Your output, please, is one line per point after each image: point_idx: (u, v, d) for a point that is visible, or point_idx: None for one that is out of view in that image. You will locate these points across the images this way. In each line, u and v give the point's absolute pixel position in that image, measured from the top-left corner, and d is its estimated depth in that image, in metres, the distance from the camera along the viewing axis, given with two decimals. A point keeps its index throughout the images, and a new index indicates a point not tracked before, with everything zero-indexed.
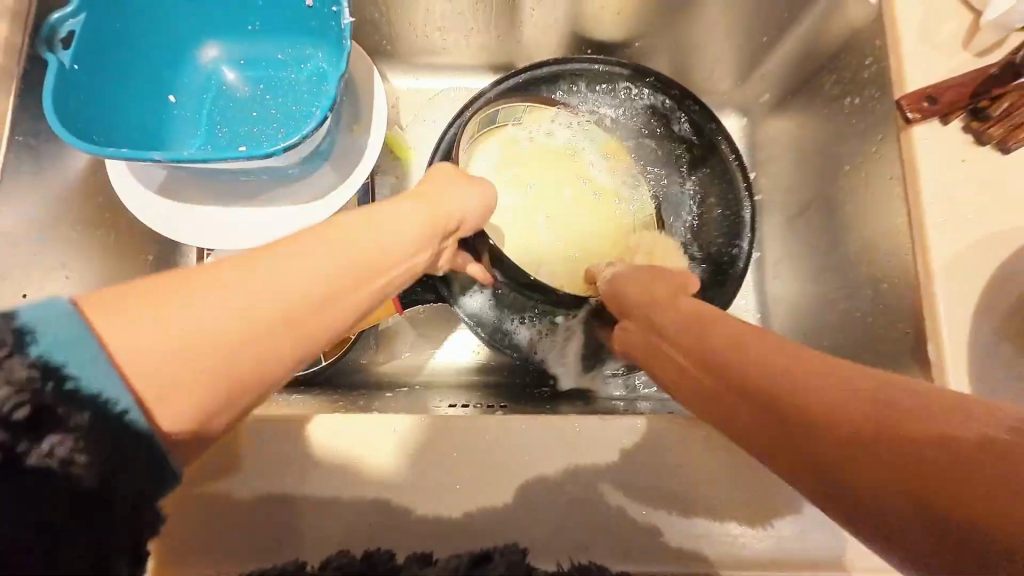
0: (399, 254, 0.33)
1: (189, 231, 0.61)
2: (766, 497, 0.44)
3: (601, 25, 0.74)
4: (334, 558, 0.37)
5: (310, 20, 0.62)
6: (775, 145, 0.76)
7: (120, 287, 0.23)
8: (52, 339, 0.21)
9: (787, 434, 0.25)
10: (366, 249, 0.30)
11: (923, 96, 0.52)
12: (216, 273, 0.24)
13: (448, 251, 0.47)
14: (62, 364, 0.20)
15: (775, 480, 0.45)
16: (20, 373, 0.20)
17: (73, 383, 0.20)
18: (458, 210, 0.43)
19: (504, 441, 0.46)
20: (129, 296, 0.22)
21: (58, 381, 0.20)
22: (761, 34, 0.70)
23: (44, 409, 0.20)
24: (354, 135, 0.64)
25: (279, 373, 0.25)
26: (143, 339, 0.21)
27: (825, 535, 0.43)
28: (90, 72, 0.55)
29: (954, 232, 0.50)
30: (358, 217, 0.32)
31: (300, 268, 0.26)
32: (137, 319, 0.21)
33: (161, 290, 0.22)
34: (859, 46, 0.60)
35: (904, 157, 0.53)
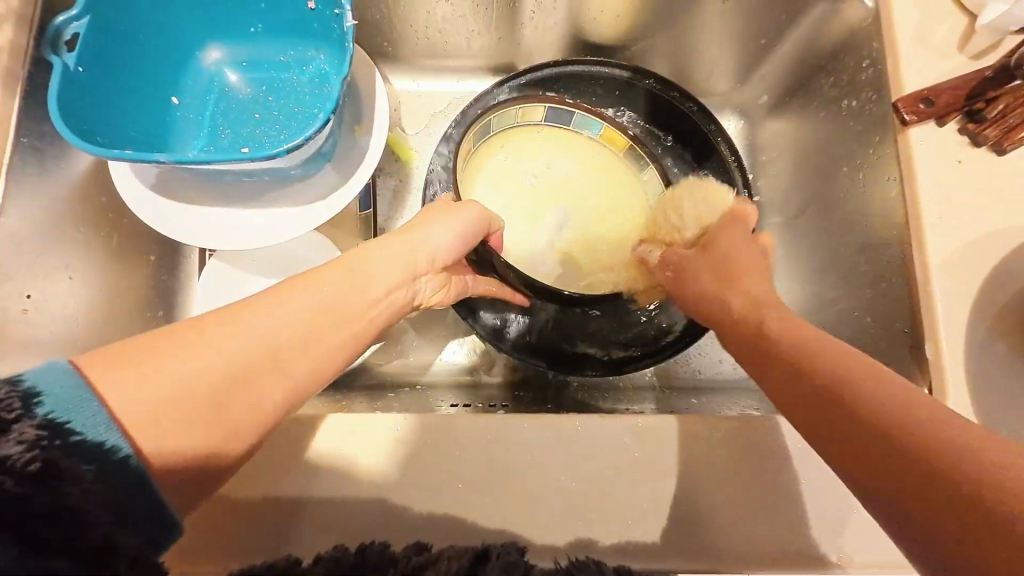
0: (363, 303, 0.39)
1: (192, 232, 0.61)
2: (766, 494, 0.45)
3: (601, 28, 0.75)
4: (328, 552, 0.38)
5: (313, 23, 0.63)
6: (773, 147, 0.76)
7: (110, 352, 0.29)
8: (57, 404, 0.25)
9: (828, 421, 0.30)
10: (325, 303, 0.37)
11: (918, 99, 0.53)
12: (186, 339, 0.30)
13: (439, 285, 0.49)
14: (65, 424, 0.25)
15: (775, 477, 0.45)
16: (30, 433, 0.24)
17: (78, 436, 0.25)
18: (438, 245, 0.46)
19: (506, 440, 0.46)
20: (121, 358, 0.29)
21: (64, 437, 0.25)
22: (760, 37, 0.70)
23: (54, 463, 0.24)
24: (356, 136, 0.65)
25: (250, 415, 0.32)
26: (131, 393, 0.28)
27: (824, 532, 0.44)
28: (94, 74, 0.55)
29: (951, 233, 0.51)
30: (331, 273, 0.38)
31: (258, 330, 0.33)
32: (127, 379, 0.28)
33: (145, 354, 0.29)
34: (856, 49, 0.61)
35: (901, 158, 0.54)
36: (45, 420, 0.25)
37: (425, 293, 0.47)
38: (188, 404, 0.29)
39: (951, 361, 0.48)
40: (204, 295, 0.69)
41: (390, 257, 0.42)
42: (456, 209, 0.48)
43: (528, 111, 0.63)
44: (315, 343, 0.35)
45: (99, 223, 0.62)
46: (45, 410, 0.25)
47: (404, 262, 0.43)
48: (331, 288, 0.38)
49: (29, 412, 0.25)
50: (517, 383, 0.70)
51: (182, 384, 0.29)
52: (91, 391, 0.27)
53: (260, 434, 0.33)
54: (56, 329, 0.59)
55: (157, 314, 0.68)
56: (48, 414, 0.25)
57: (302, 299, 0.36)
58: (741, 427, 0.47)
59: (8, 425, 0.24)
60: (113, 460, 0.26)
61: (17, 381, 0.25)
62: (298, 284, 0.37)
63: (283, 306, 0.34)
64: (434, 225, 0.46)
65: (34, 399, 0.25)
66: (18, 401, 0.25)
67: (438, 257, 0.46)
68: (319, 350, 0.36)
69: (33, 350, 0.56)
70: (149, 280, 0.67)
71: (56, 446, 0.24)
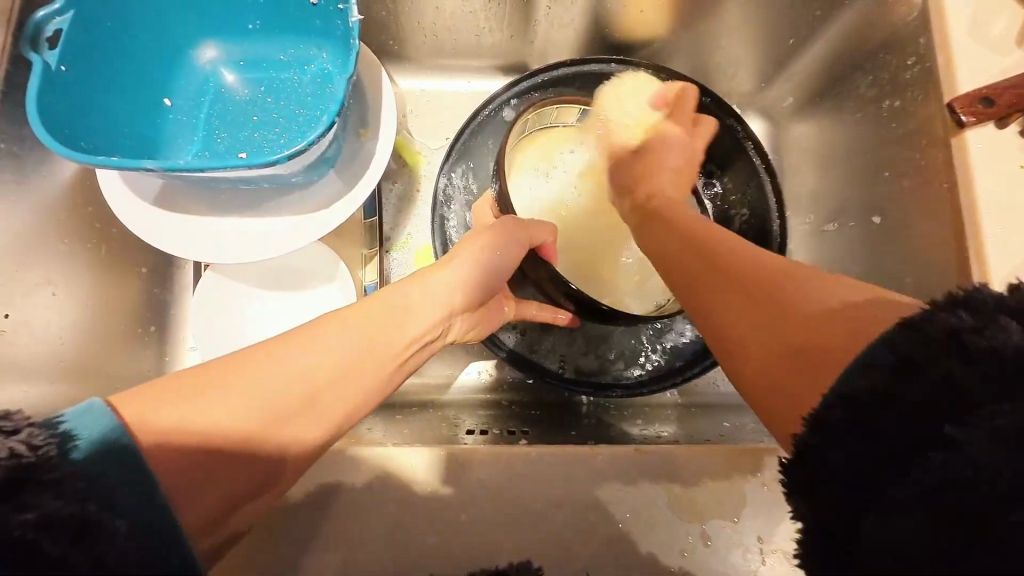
0: (408, 336, 0.38)
1: (184, 243, 0.57)
2: None
3: (620, 24, 0.70)
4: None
5: (315, 19, 0.58)
6: (801, 151, 0.72)
7: (139, 390, 0.27)
8: (92, 445, 0.24)
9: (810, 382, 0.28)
10: (378, 333, 0.36)
11: (977, 98, 0.49)
12: (236, 372, 0.30)
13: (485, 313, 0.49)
14: (98, 467, 0.23)
15: None
16: (65, 479, 0.22)
17: (108, 482, 0.23)
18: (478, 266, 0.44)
19: (530, 475, 0.43)
20: (154, 393, 0.28)
21: (91, 488, 0.23)
22: (789, 36, 0.66)
23: (89, 519, 0.22)
24: (361, 140, 0.61)
25: (301, 447, 0.31)
26: (180, 425, 0.27)
27: None
28: (79, 74, 0.51)
29: (1014, 244, 0.46)
30: (373, 306, 0.37)
31: (307, 355, 0.32)
32: (173, 411, 0.27)
33: (187, 385, 0.28)
34: (900, 47, 0.57)
35: (957, 163, 0.49)
36: (83, 465, 0.23)
37: (452, 334, 0.44)
38: (227, 444, 0.28)
39: None
40: (197, 311, 0.65)
41: (425, 296, 0.40)
42: (481, 232, 0.45)
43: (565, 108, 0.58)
44: (349, 384, 0.33)
45: (86, 234, 0.58)
46: (81, 454, 0.23)
47: (438, 303, 0.40)
48: (368, 324, 0.36)
49: (64, 457, 0.23)
50: (534, 409, 0.65)
51: (220, 415, 0.28)
52: (127, 431, 0.25)
53: (296, 467, 0.32)
54: (37, 349, 0.54)
55: (149, 329, 0.64)
56: (86, 458, 0.23)
57: (345, 338, 0.34)
58: (782, 460, 0.44)
59: (45, 474, 0.22)
60: (154, 507, 0.24)
61: (55, 425, 0.24)
62: (333, 319, 0.35)
63: (333, 340, 0.33)
64: (465, 259, 0.43)
65: (70, 441, 0.24)
66: (54, 447, 0.23)
67: (471, 293, 0.43)
68: (349, 395, 0.34)
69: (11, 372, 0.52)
70: (141, 293, 0.64)
71: (91, 496, 0.22)
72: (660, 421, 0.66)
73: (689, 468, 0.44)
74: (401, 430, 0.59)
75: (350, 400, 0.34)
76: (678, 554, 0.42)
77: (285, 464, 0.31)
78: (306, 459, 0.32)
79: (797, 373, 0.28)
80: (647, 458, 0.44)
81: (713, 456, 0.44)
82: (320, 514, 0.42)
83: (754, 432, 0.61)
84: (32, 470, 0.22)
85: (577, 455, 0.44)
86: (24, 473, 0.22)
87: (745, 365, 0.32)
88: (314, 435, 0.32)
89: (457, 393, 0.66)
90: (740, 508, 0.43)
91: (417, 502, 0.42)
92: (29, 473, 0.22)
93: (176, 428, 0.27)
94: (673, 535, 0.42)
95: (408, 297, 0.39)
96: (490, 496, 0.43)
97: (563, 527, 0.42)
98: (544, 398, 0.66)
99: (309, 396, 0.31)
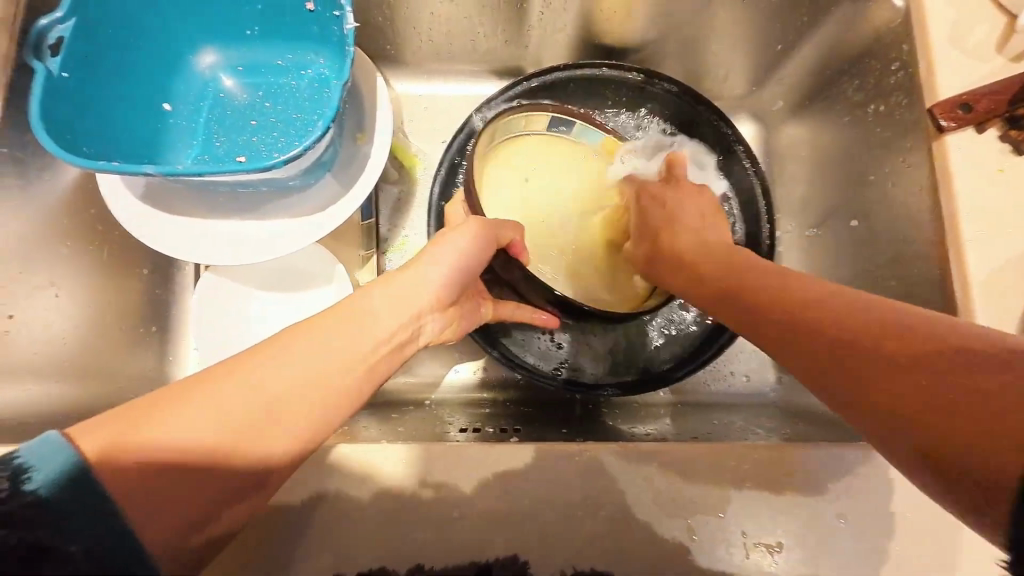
0: (388, 332, 0.38)
1: (181, 245, 0.58)
2: (794, 524, 0.44)
3: (613, 29, 0.71)
4: None
5: (312, 25, 0.60)
6: (792, 154, 0.73)
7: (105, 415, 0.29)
8: (43, 476, 0.26)
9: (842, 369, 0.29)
10: (359, 333, 0.36)
11: (957, 104, 0.50)
12: (214, 380, 0.31)
13: (462, 320, 0.50)
14: (47, 497, 0.26)
15: (802, 507, 0.44)
16: (18, 508, 0.25)
17: (57, 507, 0.26)
18: (450, 266, 0.44)
19: (522, 473, 0.45)
20: (128, 408, 0.29)
21: (44, 514, 0.25)
22: (778, 41, 0.68)
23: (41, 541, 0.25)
24: (357, 144, 0.62)
25: (287, 450, 0.32)
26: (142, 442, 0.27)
27: (853, 560, 0.43)
28: (80, 80, 0.52)
29: (994, 246, 0.48)
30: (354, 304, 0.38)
31: (284, 361, 0.32)
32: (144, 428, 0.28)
33: (162, 397, 0.29)
34: (885, 52, 0.58)
35: (937, 166, 0.51)
36: (32, 496, 0.26)
37: (427, 334, 0.44)
38: (201, 451, 0.29)
39: None
40: (197, 311, 0.66)
41: (398, 298, 0.40)
42: (456, 232, 0.46)
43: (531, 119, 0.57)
44: (324, 393, 0.33)
45: (88, 237, 0.59)
46: (33, 483, 0.26)
47: (403, 306, 0.40)
48: (339, 333, 0.36)
49: (18, 489, 0.26)
50: (524, 409, 0.66)
51: (192, 434, 0.28)
52: (82, 455, 0.27)
53: (283, 470, 0.32)
54: (39, 350, 0.56)
55: (150, 329, 0.65)
56: (36, 486, 0.26)
57: (312, 348, 0.34)
58: (767, 456, 0.45)
59: None
60: (102, 532, 0.26)
61: (12, 458, 0.26)
62: (310, 325, 0.35)
63: (315, 342, 0.34)
64: (441, 259, 0.44)
65: (24, 472, 0.26)
66: (8, 479, 0.26)
67: (445, 292, 0.45)
68: (322, 402, 0.33)
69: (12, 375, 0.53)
70: (143, 295, 0.65)
71: (42, 522, 0.25)
72: (652, 420, 0.67)
73: (680, 466, 0.45)
74: (398, 427, 0.61)
75: (329, 405, 0.34)
76: (664, 548, 0.43)
77: (264, 473, 0.31)
78: (292, 457, 0.32)
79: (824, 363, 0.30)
80: (636, 455, 0.45)
81: (702, 452, 0.45)
82: (318, 507, 0.43)
83: (742, 428, 0.63)
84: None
85: (568, 452, 0.45)
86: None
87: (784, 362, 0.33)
88: (285, 445, 0.32)
89: (453, 392, 0.68)
90: (727, 501, 0.44)
91: (414, 498, 0.44)
92: None
93: (146, 440, 0.28)
94: (661, 529, 0.43)
95: (395, 288, 0.40)
96: (483, 491, 0.44)
97: (554, 522, 0.43)
98: (538, 396, 0.68)
99: (283, 406, 0.31)
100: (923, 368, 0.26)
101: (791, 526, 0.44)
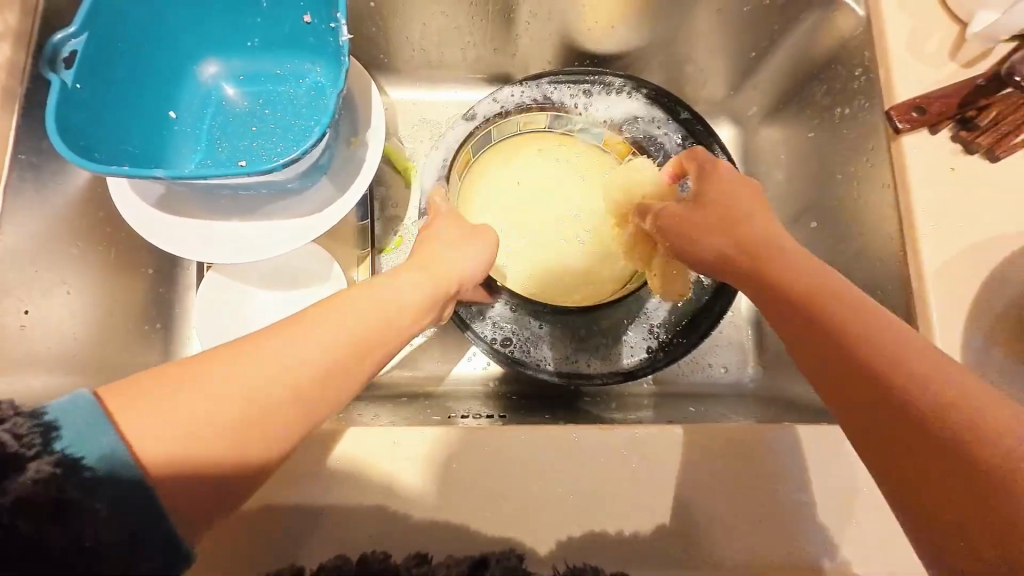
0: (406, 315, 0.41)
1: (184, 242, 0.61)
2: (772, 504, 0.44)
3: (594, 37, 0.75)
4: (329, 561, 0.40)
5: (309, 36, 0.63)
6: (770, 154, 0.76)
7: (128, 381, 0.30)
8: (70, 435, 0.28)
9: (866, 392, 0.33)
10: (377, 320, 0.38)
11: (911, 107, 0.53)
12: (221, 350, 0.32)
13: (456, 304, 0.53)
14: (78, 458, 0.27)
15: (778, 488, 0.45)
16: (42, 469, 0.27)
17: (86, 472, 0.27)
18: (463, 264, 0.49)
19: (504, 454, 0.45)
20: (136, 384, 0.30)
21: (73, 472, 0.27)
22: (751, 49, 0.71)
23: (63, 501, 0.26)
24: (353, 148, 0.65)
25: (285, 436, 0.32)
26: (156, 424, 0.29)
27: (829, 539, 0.43)
28: (92, 90, 0.56)
29: (945, 240, 0.51)
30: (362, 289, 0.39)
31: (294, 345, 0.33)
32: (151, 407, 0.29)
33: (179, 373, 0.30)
34: (848, 58, 0.62)
35: (895, 165, 0.54)
36: (60, 454, 0.27)
37: (429, 322, 0.46)
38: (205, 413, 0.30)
39: None
40: (202, 309, 0.69)
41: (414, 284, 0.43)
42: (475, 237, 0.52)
43: (529, 119, 0.67)
44: None
45: (98, 237, 0.62)
46: (58, 441, 0.27)
47: (426, 287, 0.44)
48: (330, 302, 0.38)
49: (46, 446, 0.27)
50: (513, 401, 0.70)
51: (207, 407, 0.30)
52: (103, 408, 0.28)
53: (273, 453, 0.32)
54: (51, 343, 0.59)
55: (154, 327, 0.69)
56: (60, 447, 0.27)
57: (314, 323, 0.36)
58: (743, 434, 0.47)
59: (23, 461, 0.27)
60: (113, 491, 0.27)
61: (40, 415, 0.28)
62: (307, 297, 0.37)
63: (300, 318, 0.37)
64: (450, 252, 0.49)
65: (54, 430, 0.28)
66: (37, 436, 0.27)
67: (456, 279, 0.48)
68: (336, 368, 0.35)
69: (30, 366, 0.57)
70: (147, 293, 0.68)
71: (68, 480, 0.27)
72: (629, 409, 0.71)
73: (653, 443, 0.46)
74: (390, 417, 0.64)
75: None
76: None
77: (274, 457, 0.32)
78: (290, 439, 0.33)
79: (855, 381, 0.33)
80: None
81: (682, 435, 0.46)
82: None
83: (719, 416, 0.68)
84: (19, 457, 0.27)
85: None
86: (10, 458, 0.27)
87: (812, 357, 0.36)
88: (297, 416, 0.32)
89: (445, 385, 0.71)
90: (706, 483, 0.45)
91: None
92: (17, 459, 0.27)
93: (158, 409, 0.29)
94: None
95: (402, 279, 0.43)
96: None
97: None
98: (525, 389, 0.71)
99: None
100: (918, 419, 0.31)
101: (769, 508, 0.44)
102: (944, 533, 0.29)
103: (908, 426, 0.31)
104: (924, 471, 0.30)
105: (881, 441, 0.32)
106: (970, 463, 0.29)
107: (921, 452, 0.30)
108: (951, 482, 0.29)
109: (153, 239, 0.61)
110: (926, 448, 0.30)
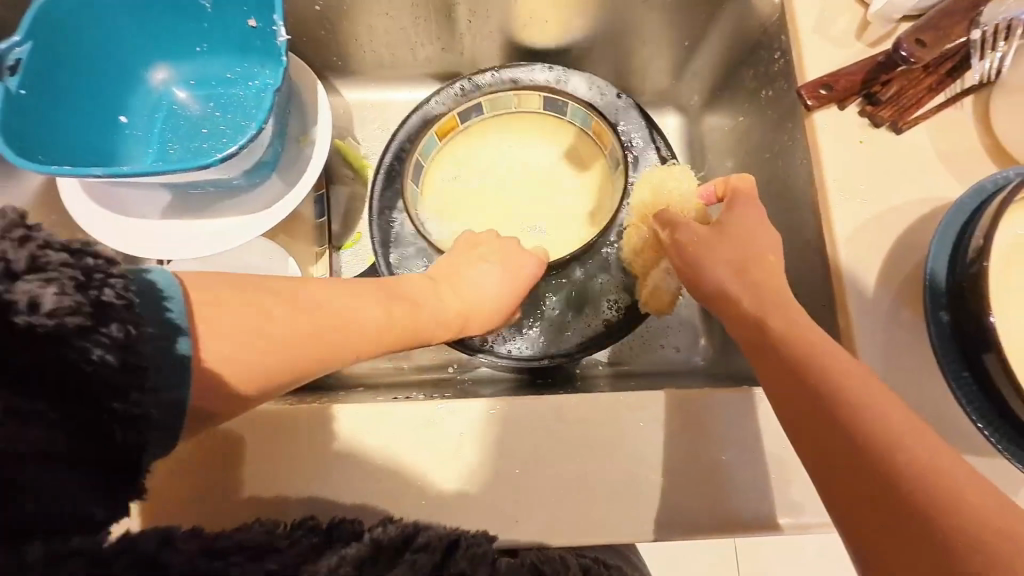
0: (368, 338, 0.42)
1: (136, 239, 0.63)
2: (708, 467, 0.44)
3: (536, 35, 0.78)
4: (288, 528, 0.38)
5: (254, 39, 0.66)
6: (714, 140, 0.78)
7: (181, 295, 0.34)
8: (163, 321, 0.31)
9: (828, 417, 0.34)
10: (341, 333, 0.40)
11: (819, 85, 0.56)
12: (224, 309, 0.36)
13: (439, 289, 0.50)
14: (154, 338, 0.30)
15: (715, 453, 0.45)
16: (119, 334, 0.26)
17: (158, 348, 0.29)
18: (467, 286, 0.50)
19: (431, 425, 0.44)
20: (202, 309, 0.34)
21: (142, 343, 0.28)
22: (685, 38, 0.74)
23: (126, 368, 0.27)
24: (300, 146, 0.67)
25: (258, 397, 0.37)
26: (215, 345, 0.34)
27: (757, 498, 0.43)
28: (37, 97, 0.58)
29: (855, 209, 0.53)
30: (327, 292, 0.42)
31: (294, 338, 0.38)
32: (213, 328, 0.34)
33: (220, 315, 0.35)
34: (769, 43, 0.64)
35: (808, 140, 0.57)
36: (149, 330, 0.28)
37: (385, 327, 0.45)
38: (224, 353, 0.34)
39: (855, 323, 0.50)
40: None
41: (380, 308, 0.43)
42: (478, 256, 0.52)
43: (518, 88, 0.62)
44: None
45: None
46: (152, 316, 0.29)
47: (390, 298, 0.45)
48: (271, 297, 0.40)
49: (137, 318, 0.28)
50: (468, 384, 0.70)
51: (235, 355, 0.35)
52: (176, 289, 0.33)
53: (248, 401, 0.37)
54: None
55: None
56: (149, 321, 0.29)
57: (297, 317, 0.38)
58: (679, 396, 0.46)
59: (113, 318, 0.26)
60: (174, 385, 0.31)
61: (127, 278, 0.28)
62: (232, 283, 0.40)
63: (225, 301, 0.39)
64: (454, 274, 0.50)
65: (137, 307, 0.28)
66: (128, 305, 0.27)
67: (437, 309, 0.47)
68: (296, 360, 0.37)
69: None
70: None
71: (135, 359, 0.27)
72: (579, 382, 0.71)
73: (585, 412, 0.45)
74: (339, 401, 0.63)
75: None
76: None
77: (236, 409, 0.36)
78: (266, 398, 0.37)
79: (819, 402, 0.35)
80: None
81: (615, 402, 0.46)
82: None
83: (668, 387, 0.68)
84: (96, 316, 0.26)
85: None
86: (96, 316, 0.26)
87: (782, 378, 0.37)
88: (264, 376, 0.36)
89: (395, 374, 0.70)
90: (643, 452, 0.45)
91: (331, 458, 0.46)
92: (99, 317, 0.26)
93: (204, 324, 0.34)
94: None
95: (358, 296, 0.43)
96: None
97: None
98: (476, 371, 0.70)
99: None
100: (876, 452, 0.32)
101: (703, 474, 0.44)
102: (871, 524, 0.31)
103: (868, 453, 0.32)
104: (881, 492, 0.31)
105: (839, 465, 0.33)
106: (919, 498, 0.30)
107: (874, 480, 0.32)
108: (901, 513, 0.31)
109: (104, 238, 0.63)
110: (882, 476, 0.32)
